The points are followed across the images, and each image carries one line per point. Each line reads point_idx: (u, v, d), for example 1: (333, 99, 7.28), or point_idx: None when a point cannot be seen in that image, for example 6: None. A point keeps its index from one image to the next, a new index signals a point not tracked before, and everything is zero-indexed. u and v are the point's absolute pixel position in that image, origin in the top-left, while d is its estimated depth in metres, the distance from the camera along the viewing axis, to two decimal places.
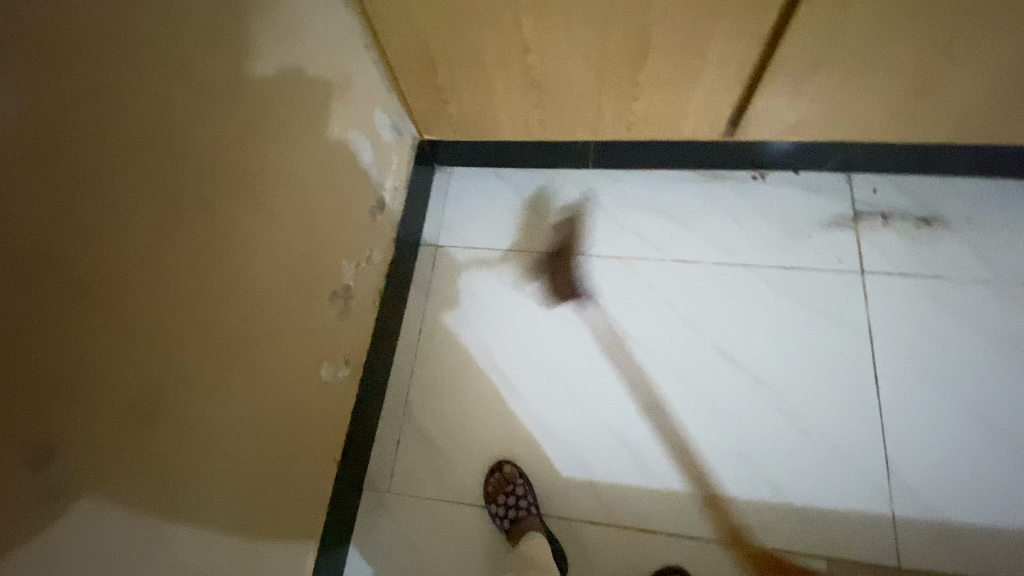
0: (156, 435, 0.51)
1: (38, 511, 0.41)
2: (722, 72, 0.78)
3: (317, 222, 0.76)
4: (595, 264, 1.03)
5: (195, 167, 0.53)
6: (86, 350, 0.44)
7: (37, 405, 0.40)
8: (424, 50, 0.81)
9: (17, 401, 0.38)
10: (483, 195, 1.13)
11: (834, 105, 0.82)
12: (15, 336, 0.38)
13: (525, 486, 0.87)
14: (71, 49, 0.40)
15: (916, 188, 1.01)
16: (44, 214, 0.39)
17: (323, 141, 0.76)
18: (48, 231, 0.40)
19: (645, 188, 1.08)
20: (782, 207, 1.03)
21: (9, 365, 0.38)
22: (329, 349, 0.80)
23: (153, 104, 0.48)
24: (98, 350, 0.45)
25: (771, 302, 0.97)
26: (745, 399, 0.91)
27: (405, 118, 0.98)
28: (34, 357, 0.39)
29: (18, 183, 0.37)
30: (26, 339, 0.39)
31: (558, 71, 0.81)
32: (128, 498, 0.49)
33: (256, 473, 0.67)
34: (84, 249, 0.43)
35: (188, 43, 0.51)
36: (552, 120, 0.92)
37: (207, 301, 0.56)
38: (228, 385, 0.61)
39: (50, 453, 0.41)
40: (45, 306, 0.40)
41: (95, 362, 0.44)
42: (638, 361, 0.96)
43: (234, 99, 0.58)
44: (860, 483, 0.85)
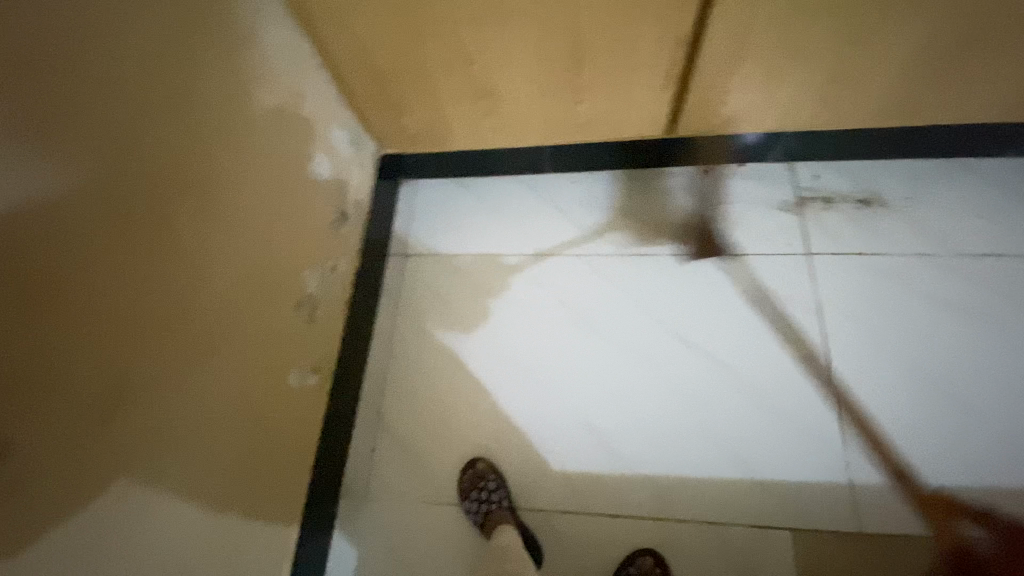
0: (113, 437, 0.53)
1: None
2: (655, 72, 0.83)
3: (278, 234, 0.79)
4: (558, 264, 1.07)
5: (144, 179, 0.56)
6: (36, 353, 0.46)
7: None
8: (373, 68, 0.85)
9: None
10: (447, 204, 1.16)
11: (763, 95, 0.87)
12: None
13: (497, 481, 0.90)
14: (13, 74, 0.44)
15: (855, 172, 1.07)
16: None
17: (280, 156, 0.79)
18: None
19: (602, 187, 1.13)
20: (732, 198, 1.08)
21: None
22: (295, 356, 0.83)
23: (94, 121, 0.51)
24: (47, 354, 0.47)
25: (726, 286, 1.01)
26: (708, 381, 0.95)
27: (364, 133, 1.01)
28: None
29: None
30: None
31: (501, 80, 0.85)
32: (92, 494, 0.52)
33: (223, 478, 0.69)
34: (28, 256, 0.45)
35: (131, 64, 0.54)
36: (503, 127, 0.96)
37: (163, 308, 0.59)
38: (190, 390, 0.62)
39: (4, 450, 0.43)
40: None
41: (46, 364, 0.47)
42: (602, 351, 0.99)
43: (183, 115, 0.61)
44: (819, 454, 0.89)
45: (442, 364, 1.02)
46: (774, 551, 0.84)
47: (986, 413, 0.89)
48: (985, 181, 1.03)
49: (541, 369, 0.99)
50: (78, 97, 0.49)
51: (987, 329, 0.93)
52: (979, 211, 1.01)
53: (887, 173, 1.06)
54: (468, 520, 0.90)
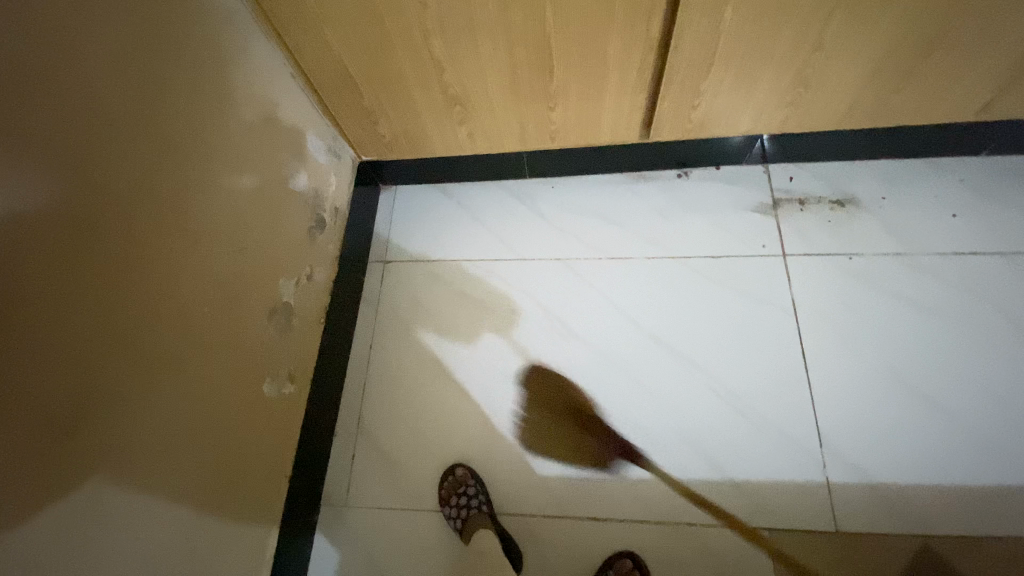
0: (79, 451, 0.52)
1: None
2: (626, 77, 0.83)
3: (252, 243, 0.78)
4: (537, 268, 1.07)
5: (111, 187, 0.55)
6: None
7: None
8: (346, 76, 0.85)
9: None
10: (427, 210, 1.17)
11: (734, 99, 0.88)
12: None
13: (476, 486, 0.90)
14: None
15: (829, 174, 1.08)
16: None
17: (255, 165, 0.79)
18: None
19: (580, 191, 1.13)
20: (708, 201, 1.08)
21: None
22: (271, 365, 0.82)
23: (53, 128, 0.49)
24: (9, 367, 0.45)
25: (702, 289, 1.02)
26: (683, 384, 0.96)
27: (340, 140, 1.01)
28: None
29: None
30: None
31: (473, 87, 0.86)
32: (60, 509, 0.50)
33: (197, 490, 0.68)
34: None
35: (98, 72, 0.53)
36: (479, 133, 0.97)
37: (131, 318, 0.57)
38: (159, 403, 0.61)
39: None
40: None
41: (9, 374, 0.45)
42: (580, 354, 1.00)
43: (148, 123, 0.59)
44: (795, 454, 0.90)
45: (423, 370, 1.02)
46: (751, 552, 0.85)
47: (960, 409, 0.90)
48: (956, 180, 1.05)
49: (520, 374, 1.00)
50: (38, 103, 0.48)
51: (961, 326, 0.95)
52: (952, 209, 1.03)
53: (861, 173, 1.08)
54: (448, 527, 0.90)
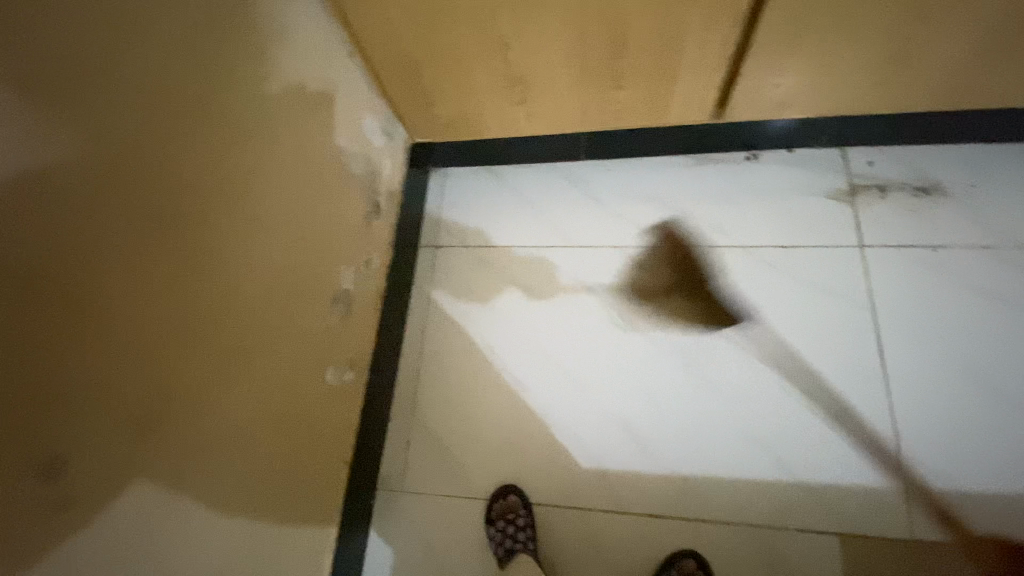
0: (162, 445, 0.53)
1: (54, 518, 0.43)
2: (705, 53, 0.77)
3: (313, 232, 0.76)
4: (595, 256, 1.03)
5: (169, 178, 0.53)
6: (59, 369, 0.43)
7: (47, 416, 0.42)
8: (406, 56, 0.81)
9: (33, 415, 0.41)
10: (479, 193, 1.13)
11: (821, 75, 0.81)
12: (25, 356, 0.40)
13: (526, 518, 0.86)
14: (52, 86, 0.43)
15: (912, 158, 1.00)
16: (40, 243, 0.42)
17: (316, 150, 0.76)
18: (47, 258, 0.42)
19: (640, 174, 1.08)
20: (780, 185, 1.02)
21: (28, 383, 0.41)
22: (333, 353, 0.81)
23: (98, 112, 0.46)
24: (71, 370, 0.44)
25: (770, 281, 0.97)
26: (746, 378, 0.92)
27: (394, 122, 0.97)
28: (46, 376, 0.42)
29: (19, 216, 0.40)
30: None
31: (539, 65, 0.81)
32: (143, 504, 0.51)
33: (266, 478, 0.68)
34: (42, 266, 0.42)
35: (166, 67, 0.53)
36: (540, 114, 0.92)
37: (204, 314, 0.57)
38: (230, 396, 0.61)
39: (62, 465, 0.43)
40: (47, 326, 0.42)
41: (70, 376, 0.44)
42: (640, 349, 0.96)
43: (203, 108, 0.57)
44: (868, 457, 0.85)
45: (473, 359, 1.01)
46: (820, 557, 0.82)
47: None
48: None
49: (575, 369, 0.97)
50: (82, 84, 0.45)
51: None
52: None
53: (946, 158, 0.99)
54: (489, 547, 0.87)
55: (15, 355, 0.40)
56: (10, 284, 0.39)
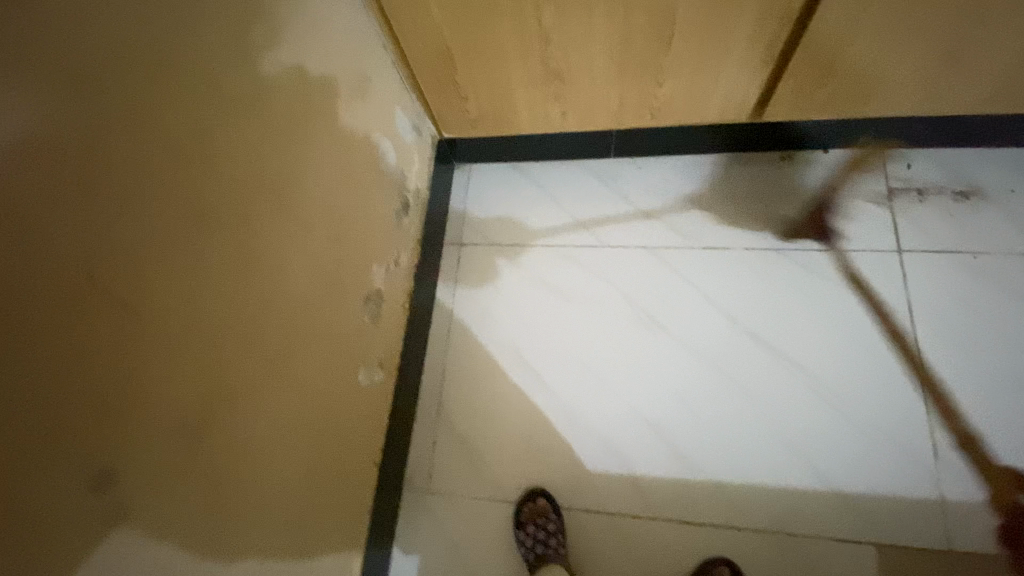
0: (207, 452, 0.50)
1: (103, 532, 0.40)
2: (751, 51, 0.75)
3: (349, 230, 0.74)
4: (625, 256, 1.01)
5: (215, 171, 0.50)
6: (107, 374, 0.40)
7: (96, 424, 0.39)
8: (442, 50, 0.79)
9: (82, 423, 0.38)
10: (505, 190, 1.11)
11: (868, 75, 0.79)
12: (73, 361, 0.38)
13: (557, 522, 0.85)
14: (105, 69, 0.39)
15: (952, 162, 0.98)
16: (92, 239, 0.39)
17: (351, 145, 0.74)
18: (99, 255, 0.39)
19: (671, 173, 1.05)
20: (815, 187, 1.00)
21: (76, 389, 0.38)
22: (365, 354, 0.79)
23: (147, 98, 0.43)
24: (119, 375, 0.41)
25: (805, 285, 0.95)
26: (780, 384, 0.90)
27: (423, 116, 0.95)
28: (95, 381, 0.39)
29: (70, 211, 0.37)
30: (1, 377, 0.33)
31: (579, 61, 0.78)
32: (189, 514, 0.48)
33: (304, 481, 0.67)
34: (93, 263, 0.39)
35: (217, 54, 0.50)
36: (575, 111, 0.89)
37: (247, 313, 0.55)
38: (271, 399, 0.59)
39: (110, 476, 0.40)
40: (97, 328, 0.39)
41: (119, 381, 0.41)
42: (672, 352, 0.95)
43: (250, 99, 0.54)
44: (905, 466, 0.84)
45: (499, 359, 0.99)
46: (855, 567, 0.81)
47: None
48: None
49: (605, 370, 0.95)
50: (135, 69, 0.42)
51: None
52: None
53: (987, 162, 0.97)
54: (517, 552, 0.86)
55: (63, 359, 0.37)
56: (57, 284, 0.37)
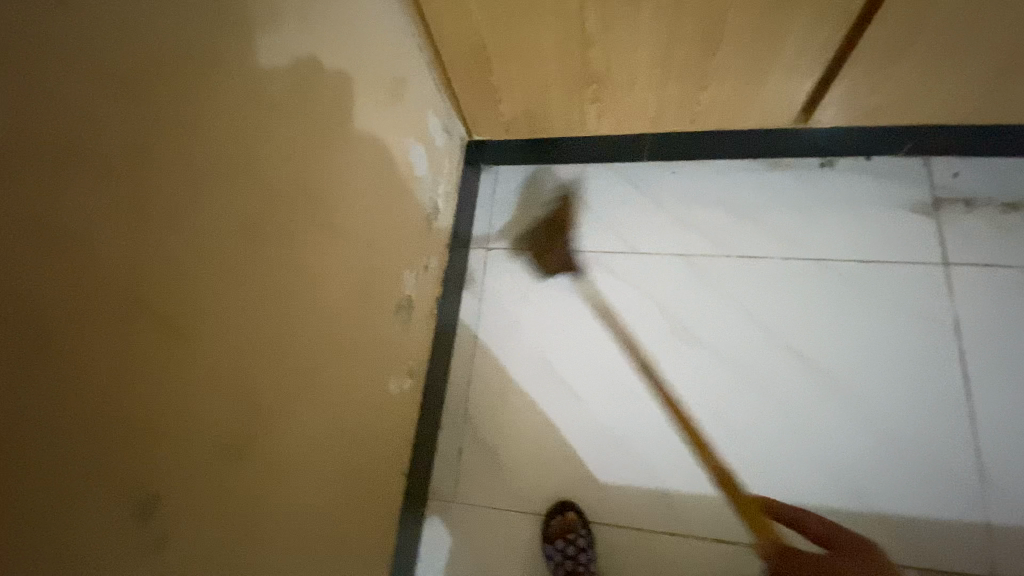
0: (247, 471, 0.49)
1: (145, 558, 0.39)
2: (803, 55, 0.72)
3: (382, 236, 0.73)
4: (657, 264, 0.99)
5: (256, 181, 0.49)
6: (152, 397, 0.39)
7: (142, 450, 0.39)
8: (479, 51, 0.77)
9: (127, 451, 0.37)
10: (533, 193, 1.07)
11: (924, 82, 0.75)
12: (120, 386, 0.37)
13: (587, 538, 0.83)
14: (156, 84, 0.38)
15: (1001, 171, 0.94)
16: (141, 261, 0.38)
17: (385, 150, 0.73)
18: (146, 277, 0.38)
19: (706, 178, 1.02)
20: (857, 195, 0.97)
21: (124, 416, 0.37)
22: (395, 362, 0.78)
23: (194, 111, 0.42)
24: (163, 398, 0.40)
25: (845, 297, 0.92)
26: (818, 400, 0.87)
27: (454, 118, 0.93)
28: (142, 406, 0.38)
29: (120, 233, 0.36)
30: (52, 409, 0.32)
31: (621, 64, 0.76)
32: (228, 535, 0.48)
33: (336, 494, 0.65)
34: (140, 284, 0.38)
35: (258, 59, 0.48)
36: (612, 114, 0.87)
37: (284, 325, 0.54)
38: (307, 412, 0.58)
39: (155, 502, 0.40)
40: (145, 351, 0.39)
41: (164, 405, 0.40)
42: (705, 364, 0.92)
43: (289, 106, 0.53)
44: (949, 489, 0.81)
45: (526, 367, 0.96)
46: None
47: None
48: None
49: (635, 382, 0.93)
50: (183, 82, 0.41)
51: None
52: None
53: None
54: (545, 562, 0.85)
55: (110, 385, 0.36)
56: (107, 308, 0.36)
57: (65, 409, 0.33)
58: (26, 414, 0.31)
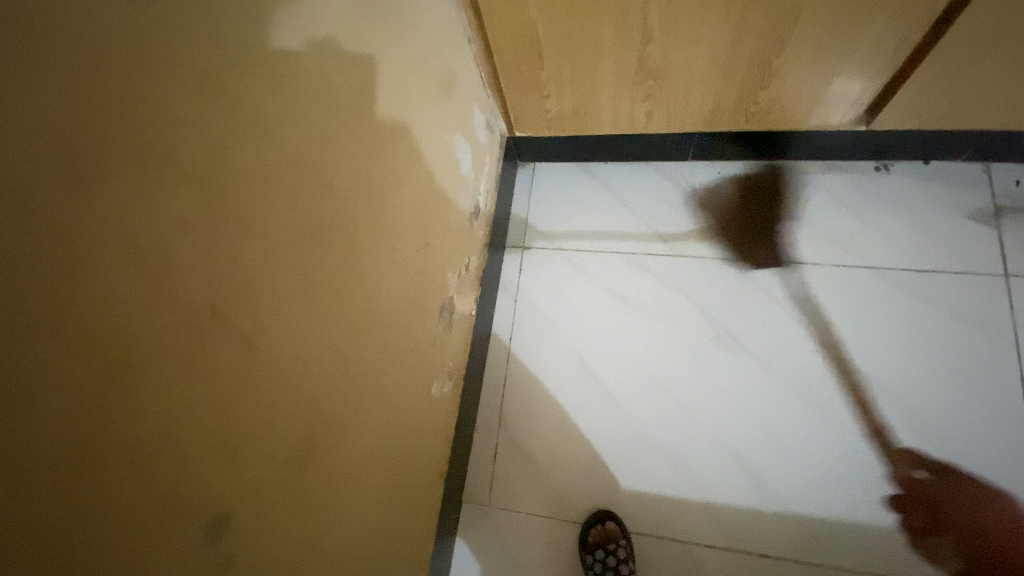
0: (306, 484, 0.48)
1: None
2: (873, 55, 0.69)
3: (429, 236, 0.70)
4: (701, 268, 0.96)
5: (317, 181, 0.47)
6: (223, 412, 0.38)
7: (213, 467, 0.37)
8: (530, 45, 0.74)
9: (200, 468, 0.36)
10: (571, 192, 1.05)
11: (999, 88, 0.71)
12: (195, 402, 0.35)
13: (628, 549, 0.81)
14: (228, 83, 0.36)
15: None
16: (215, 270, 0.36)
17: (434, 147, 0.70)
18: (219, 286, 0.37)
19: (752, 180, 0.99)
20: (911, 201, 0.93)
21: (198, 432, 0.35)
22: (437, 365, 0.76)
23: (262, 111, 0.40)
24: (233, 412, 0.39)
25: (900, 307, 0.88)
26: (870, 414, 0.85)
27: (496, 115, 0.91)
28: (213, 421, 0.37)
29: (196, 241, 0.34)
30: (133, 428, 0.31)
31: (678, 61, 0.73)
32: (288, 550, 0.46)
33: (383, 501, 0.64)
34: (215, 295, 0.36)
35: (320, 53, 0.46)
36: (662, 112, 0.84)
37: (341, 330, 0.52)
38: (360, 419, 0.56)
39: (224, 520, 0.38)
40: (217, 364, 0.37)
41: (234, 420, 0.39)
42: (751, 372, 0.89)
43: (347, 103, 0.50)
44: (1010, 510, 0.78)
45: (565, 370, 0.94)
46: None
47: None
48: None
49: (677, 389, 0.90)
50: (252, 80, 0.39)
51: None
52: None
53: None
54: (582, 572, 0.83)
55: (187, 401, 0.34)
56: (185, 320, 0.34)
57: (146, 432, 0.31)
58: (110, 442, 0.29)
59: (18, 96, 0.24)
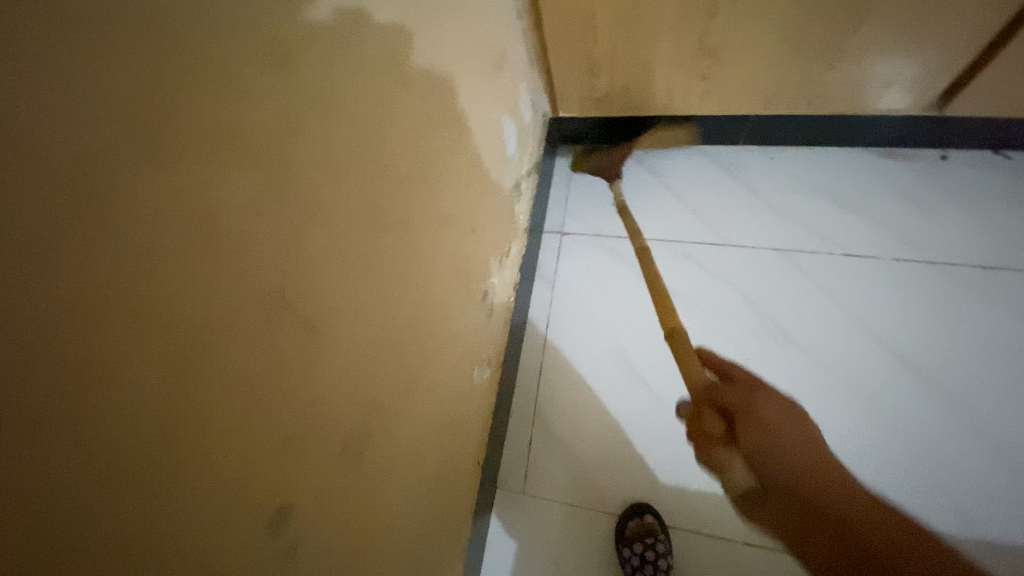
0: (359, 473, 0.47)
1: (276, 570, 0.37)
2: (958, 36, 0.63)
3: (475, 219, 0.68)
4: (749, 258, 0.91)
5: (374, 163, 0.45)
6: (288, 401, 0.37)
7: (279, 456, 0.36)
8: (584, 21, 0.70)
9: (267, 458, 0.35)
10: (613, 175, 1.01)
11: None
12: (265, 392, 0.35)
13: (666, 543, 0.79)
14: (296, 61, 0.35)
15: None
16: (282, 257, 0.35)
17: (483, 128, 0.68)
18: (287, 273, 0.36)
19: (805, 167, 0.95)
20: (979, 194, 0.88)
21: (267, 421, 0.35)
22: (478, 352, 0.74)
23: (326, 90, 0.38)
24: (298, 401, 0.38)
25: (963, 305, 0.84)
26: (930, 420, 0.79)
27: (541, 94, 0.87)
28: (280, 411, 0.36)
29: (264, 227, 0.33)
30: (211, 419, 0.30)
31: (743, 39, 0.68)
32: (340, 539, 0.45)
33: (426, 489, 0.62)
34: (284, 281, 0.35)
35: (379, 29, 0.44)
36: (718, 93, 0.79)
37: (394, 316, 0.51)
38: (407, 407, 0.55)
39: (287, 510, 0.38)
40: (284, 354, 0.36)
41: (299, 408, 0.38)
42: (803, 373, 0.84)
43: (403, 82, 0.48)
44: None
45: (602, 360, 0.92)
46: None
47: None
48: None
49: None
50: (318, 58, 0.37)
51: None
52: None
53: None
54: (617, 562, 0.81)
55: (258, 390, 0.34)
56: (255, 309, 0.33)
57: (220, 423, 0.31)
58: (189, 433, 0.29)
59: (101, 75, 0.23)
